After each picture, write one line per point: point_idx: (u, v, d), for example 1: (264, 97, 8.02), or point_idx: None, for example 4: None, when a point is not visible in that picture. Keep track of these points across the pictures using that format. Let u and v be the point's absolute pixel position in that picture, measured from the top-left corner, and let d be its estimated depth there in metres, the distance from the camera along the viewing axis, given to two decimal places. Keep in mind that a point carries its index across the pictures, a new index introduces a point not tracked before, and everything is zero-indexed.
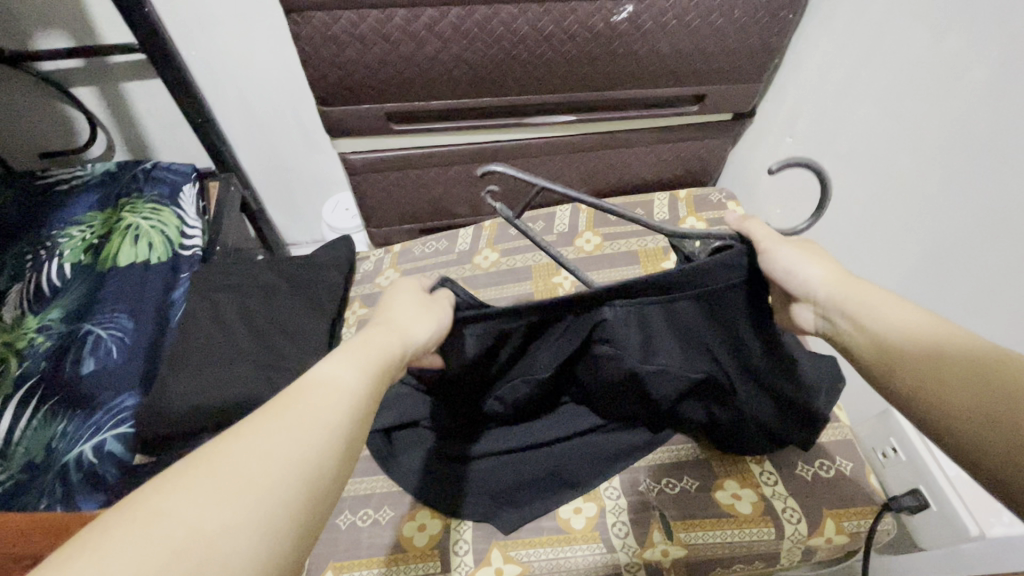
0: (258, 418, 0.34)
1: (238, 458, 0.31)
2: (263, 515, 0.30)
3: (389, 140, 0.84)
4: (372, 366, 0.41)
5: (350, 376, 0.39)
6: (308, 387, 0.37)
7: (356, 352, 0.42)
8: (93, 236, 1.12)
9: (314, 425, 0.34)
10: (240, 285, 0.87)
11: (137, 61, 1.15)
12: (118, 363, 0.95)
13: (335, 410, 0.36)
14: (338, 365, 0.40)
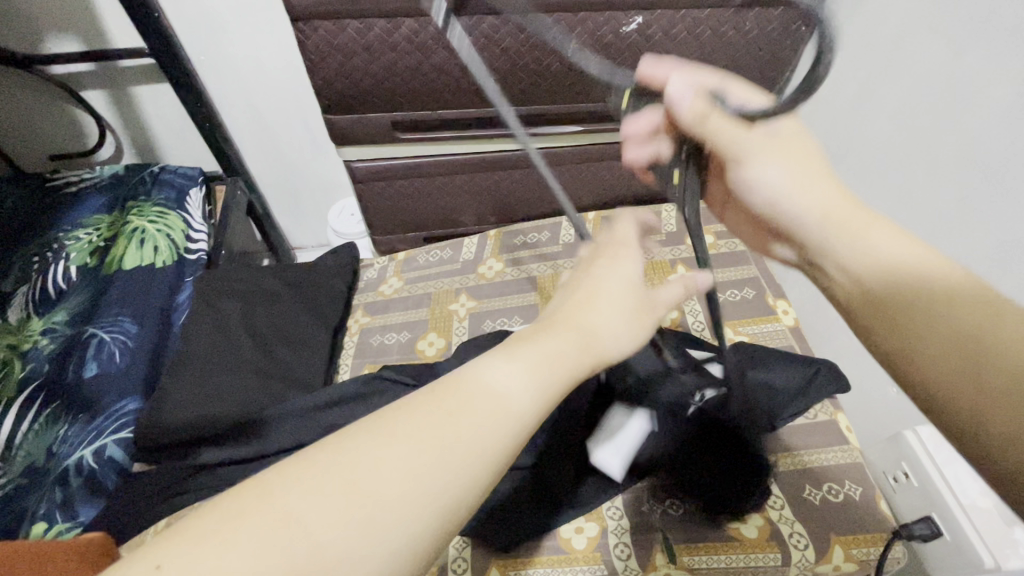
0: (414, 415, 0.33)
1: (388, 460, 0.30)
2: (387, 532, 0.29)
3: (394, 148, 0.83)
4: (549, 382, 0.37)
5: (524, 391, 0.35)
6: (484, 388, 0.35)
7: (539, 357, 0.37)
8: (99, 239, 1.12)
9: (466, 443, 0.32)
10: (243, 292, 0.86)
11: (146, 65, 1.15)
12: (120, 367, 0.95)
13: (497, 430, 0.33)
14: (519, 369, 0.36)
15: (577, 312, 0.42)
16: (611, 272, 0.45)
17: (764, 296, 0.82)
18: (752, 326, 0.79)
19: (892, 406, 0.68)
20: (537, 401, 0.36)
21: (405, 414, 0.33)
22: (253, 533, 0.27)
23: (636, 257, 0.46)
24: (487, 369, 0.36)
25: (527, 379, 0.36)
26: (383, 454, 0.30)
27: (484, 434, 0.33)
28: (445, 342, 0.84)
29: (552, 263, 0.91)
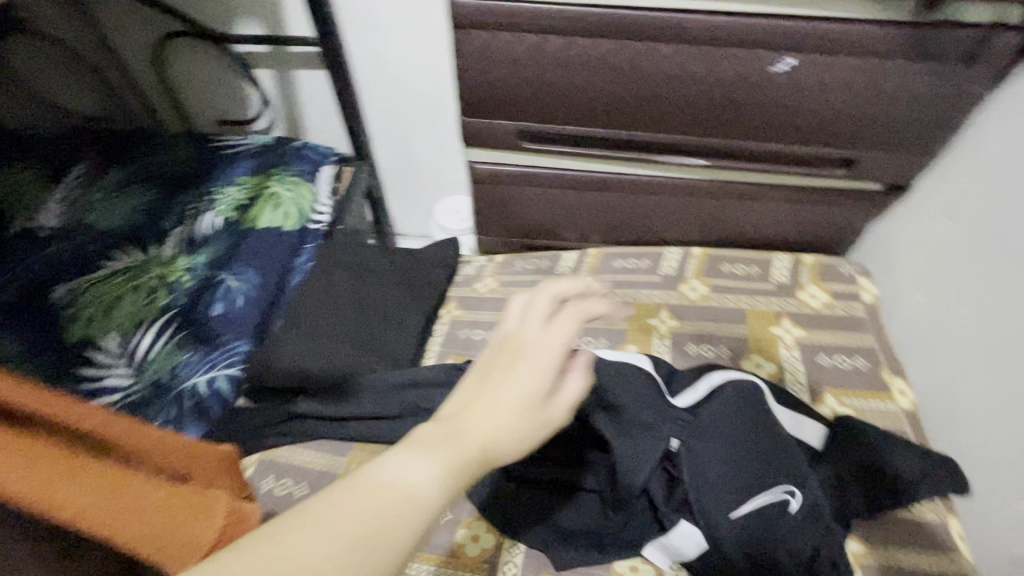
0: (297, 531, 0.28)
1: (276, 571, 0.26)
2: None
3: (517, 155, 0.87)
4: (454, 481, 0.34)
5: (428, 486, 0.33)
6: (390, 482, 0.32)
7: (444, 452, 0.35)
8: (243, 198, 1.27)
9: (357, 562, 0.28)
10: (355, 266, 0.94)
11: (311, 53, 1.29)
12: (240, 311, 1.07)
13: (401, 535, 0.30)
14: (428, 462, 0.33)
15: (501, 391, 0.39)
16: (528, 356, 0.41)
17: (878, 370, 0.75)
18: (860, 399, 0.73)
19: (1021, 524, 0.59)
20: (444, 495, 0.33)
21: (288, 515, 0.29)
22: None
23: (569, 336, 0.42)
24: (387, 463, 0.33)
25: (436, 469, 0.33)
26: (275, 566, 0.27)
27: (387, 541, 0.30)
28: None
29: (648, 291, 0.90)
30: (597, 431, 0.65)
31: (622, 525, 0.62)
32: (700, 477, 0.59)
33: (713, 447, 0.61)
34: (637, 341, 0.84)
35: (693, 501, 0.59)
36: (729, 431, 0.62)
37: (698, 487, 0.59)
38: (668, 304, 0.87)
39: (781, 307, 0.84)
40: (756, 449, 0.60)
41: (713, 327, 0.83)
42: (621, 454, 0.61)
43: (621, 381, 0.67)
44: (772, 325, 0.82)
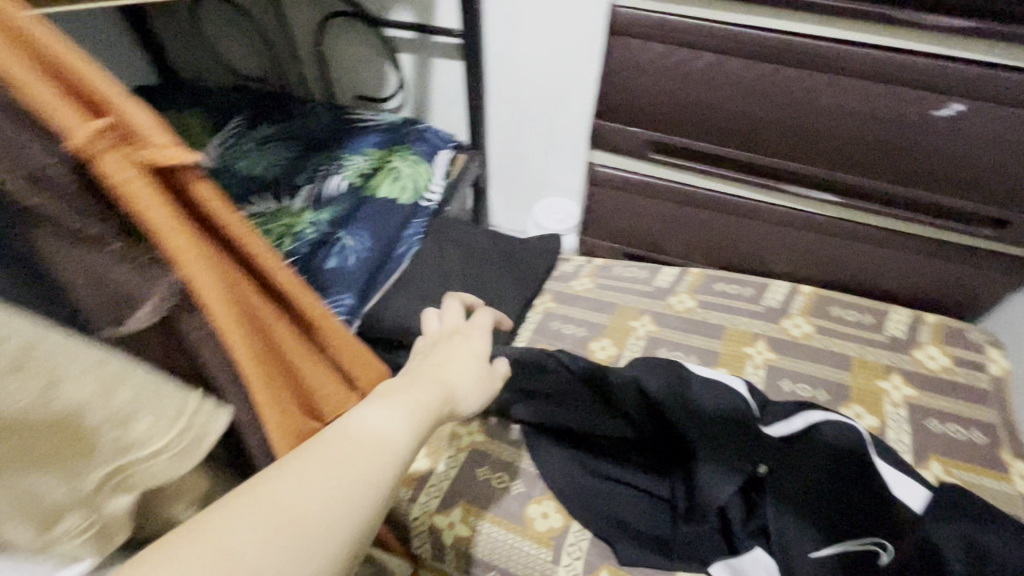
0: (277, 473, 0.32)
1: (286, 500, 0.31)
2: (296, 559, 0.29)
3: (640, 164, 0.89)
4: (422, 421, 0.39)
5: (398, 431, 0.37)
6: (371, 426, 0.36)
7: (413, 405, 0.40)
8: (368, 167, 1.38)
9: (336, 493, 0.32)
10: (466, 243, 1.00)
11: (453, 44, 1.39)
12: (351, 268, 1.17)
13: (377, 472, 0.34)
14: (397, 409, 0.38)
15: (450, 365, 0.46)
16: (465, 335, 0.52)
17: (997, 447, 0.70)
18: (971, 474, 0.68)
19: None
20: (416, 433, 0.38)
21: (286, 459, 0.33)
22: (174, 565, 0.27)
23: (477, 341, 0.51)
24: (359, 413, 0.37)
25: (403, 414, 0.38)
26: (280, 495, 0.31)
27: (366, 472, 0.33)
28: (617, 352, 0.87)
29: (748, 319, 0.89)
30: (682, 441, 0.66)
31: (693, 538, 0.62)
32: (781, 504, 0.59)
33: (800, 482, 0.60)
34: (729, 365, 0.83)
35: (774, 530, 0.58)
36: (816, 472, 0.61)
37: (782, 517, 0.59)
38: (767, 335, 0.86)
39: (891, 361, 0.80)
40: (842, 493, 0.60)
41: (812, 367, 0.81)
42: (705, 469, 0.62)
43: (715, 398, 0.67)
44: (878, 377, 0.78)
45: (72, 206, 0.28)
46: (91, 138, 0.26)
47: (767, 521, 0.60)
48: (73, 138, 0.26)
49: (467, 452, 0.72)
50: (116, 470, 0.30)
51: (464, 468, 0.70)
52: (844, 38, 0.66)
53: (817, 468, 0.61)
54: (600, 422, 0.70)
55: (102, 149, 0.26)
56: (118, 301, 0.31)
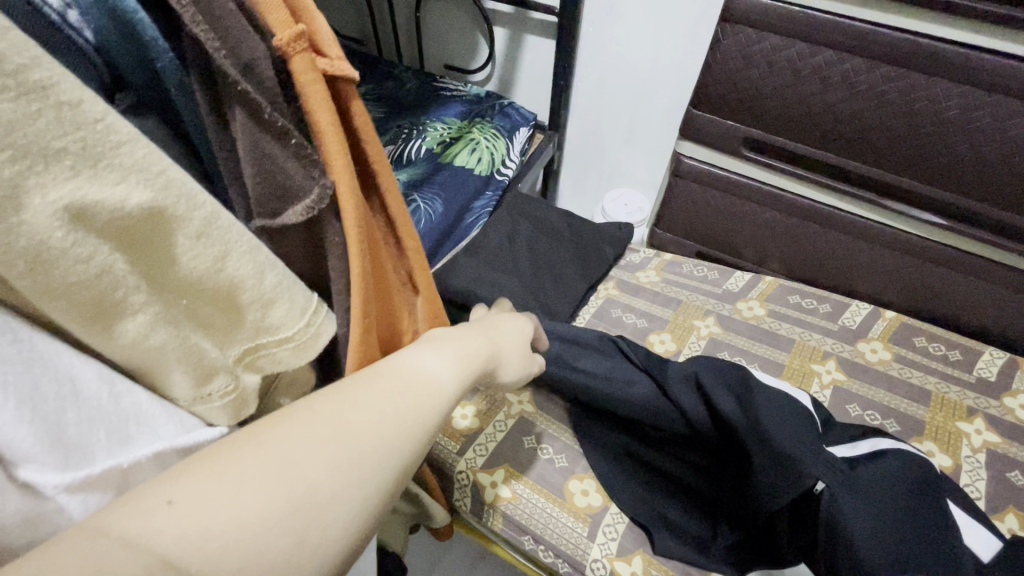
0: (335, 398, 0.31)
1: (349, 424, 0.30)
2: (357, 484, 0.29)
3: (730, 160, 0.87)
4: (466, 372, 0.40)
5: (447, 377, 0.38)
6: (423, 369, 0.37)
7: (458, 355, 0.40)
8: (448, 135, 1.41)
9: (394, 424, 0.32)
10: (537, 219, 1.01)
11: (548, 21, 1.38)
12: (420, 230, 1.20)
13: (429, 410, 0.34)
14: (445, 356, 0.39)
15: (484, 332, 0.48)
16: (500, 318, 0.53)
17: None
18: None
19: None
20: (460, 381, 0.39)
21: (344, 385, 0.32)
22: (242, 471, 0.26)
23: (518, 326, 0.54)
24: (409, 357, 0.37)
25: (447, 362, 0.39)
26: (343, 419, 0.30)
27: (416, 409, 0.34)
28: (676, 348, 0.86)
29: (820, 335, 0.85)
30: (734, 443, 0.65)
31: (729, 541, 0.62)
32: (837, 531, 0.55)
33: (865, 508, 0.55)
34: (792, 379, 0.80)
35: (817, 552, 0.56)
36: (878, 498, 0.57)
37: (834, 544, 0.54)
38: (839, 356, 0.82)
39: (976, 403, 0.75)
40: (907, 526, 0.54)
41: (885, 395, 0.77)
42: (761, 477, 0.60)
43: (779, 408, 0.65)
44: (959, 418, 0.73)
45: (268, 98, 0.29)
46: (291, 38, 0.28)
47: (812, 542, 0.57)
48: (278, 35, 0.28)
49: (516, 420, 0.73)
50: (251, 347, 0.32)
51: (511, 434, 0.71)
52: (987, 47, 0.61)
53: (879, 495, 0.57)
54: (652, 412, 0.70)
55: (299, 51, 0.29)
56: (280, 192, 0.32)
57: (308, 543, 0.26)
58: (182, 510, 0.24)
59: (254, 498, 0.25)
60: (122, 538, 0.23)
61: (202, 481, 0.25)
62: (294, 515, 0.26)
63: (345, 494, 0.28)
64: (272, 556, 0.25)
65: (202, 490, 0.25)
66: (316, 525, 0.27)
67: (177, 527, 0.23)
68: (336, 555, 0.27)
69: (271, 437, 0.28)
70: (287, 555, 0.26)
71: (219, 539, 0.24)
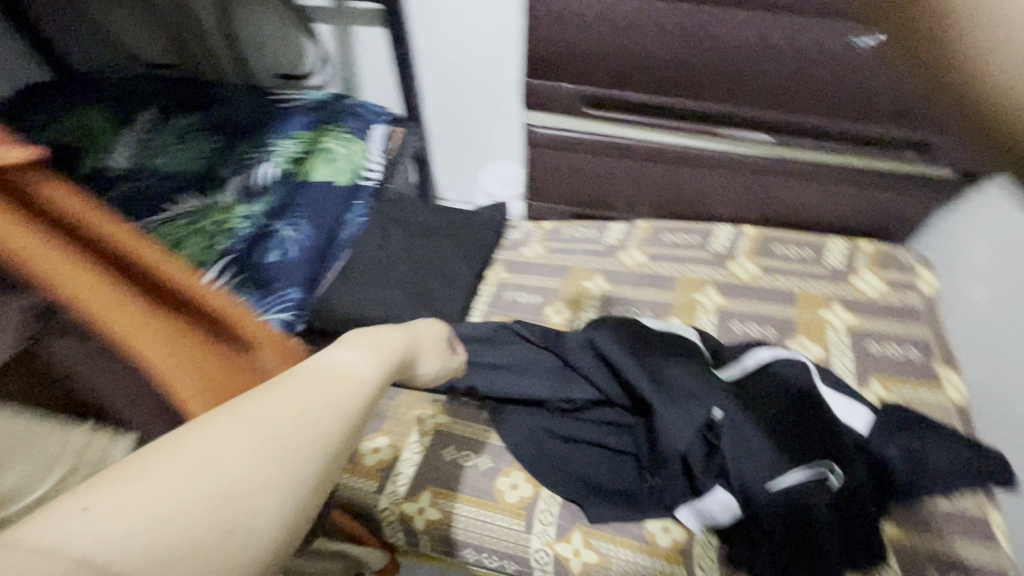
0: (253, 398, 0.31)
1: (270, 419, 0.30)
2: (285, 474, 0.29)
3: (576, 121, 0.88)
4: (385, 363, 0.40)
5: (366, 368, 0.37)
6: (340, 363, 0.37)
7: (376, 345, 0.40)
8: (299, 151, 1.31)
9: (318, 415, 0.32)
10: (408, 222, 0.97)
11: (371, 9, 1.30)
12: (293, 261, 1.11)
13: (350, 400, 0.34)
14: (361, 349, 0.39)
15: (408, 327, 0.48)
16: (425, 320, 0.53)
17: (931, 362, 0.74)
18: (909, 388, 0.72)
19: None
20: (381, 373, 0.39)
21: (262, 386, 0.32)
22: (164, 475, 0.26)
23: (438, 326, 0.54)
24: (327, 355, 0.37)
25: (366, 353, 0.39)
26: (263, 415, 0.30)
27: (339, 399, 0.34)
28: (573, 315, 0.87)
29: (697, 266, 0.90)
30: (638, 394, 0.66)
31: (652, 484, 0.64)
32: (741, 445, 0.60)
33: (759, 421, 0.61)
34: (681, 315, 0.84)
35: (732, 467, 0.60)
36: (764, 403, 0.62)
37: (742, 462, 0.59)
38: (716, 281, 0.87)
39: (833, 291, 0.83)
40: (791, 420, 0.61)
41: (760, 306, 0.83)
42: (667, 420, 0.62)
43: (674, 351, 0.68)
44: (822, 308, 0.81)
45: None
46: None
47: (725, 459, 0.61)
48: None
49: (431, 435, 0.71)
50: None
51: (429, 452, 0.69)
52: None
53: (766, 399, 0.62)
54: (561, 388, 0.70)
55: None
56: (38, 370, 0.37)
57: (239, 534, 0.27)
58: (97, 515, 0.24)
59: (173, 497, 0.25)
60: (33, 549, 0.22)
61: (121, 489, 0.25)
62: (220, 509, 0.26)
63: (272, 483, 0.28)
64: (202, 548, 0.25)
65: (119, 497, 0.25)
66: (245, 517, 0.27)
67: (95, 528, 0.23)
68: (268, 544, 0.27)
69: (191, 442, 0.28)
70: (217, 546, 0.26)
71: (143, 538, 0.24)
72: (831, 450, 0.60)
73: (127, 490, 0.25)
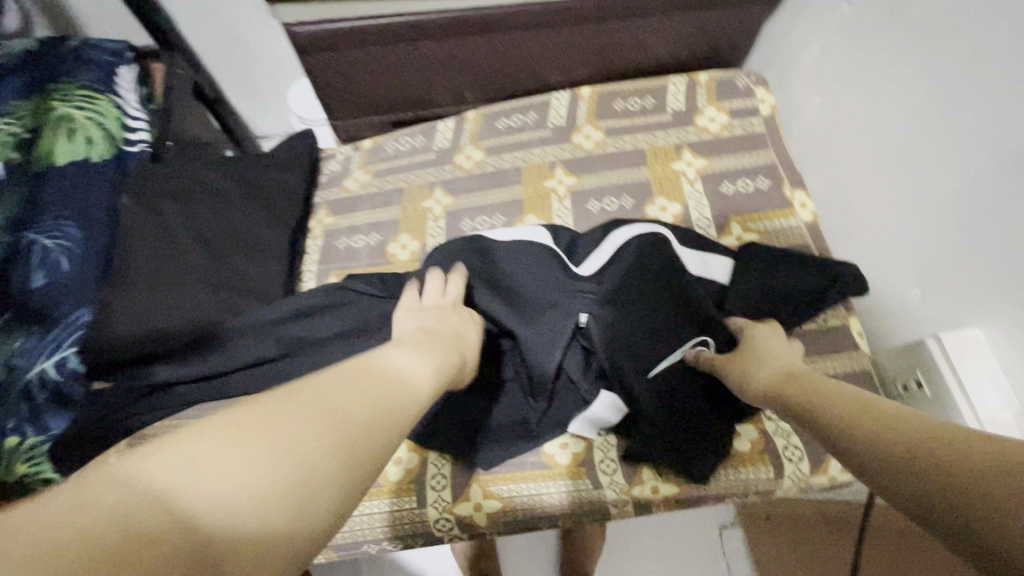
0: (333, 394, 0.34)
1: (348, 416, 0.33)
2: (353, 466, 0.31)
3: (346, 5, 0.69)
4: (437, 377, 0.43)
5: (419, 380, 0.41)
6: (397, 373, 0.40)
7: (427, 354, 0.45)
8: (23, 130, 0.94)
9: (378, 417, 0.34)
10: (187, 192, 0.76)
11: None
12: (70, 276, 0.84)
13: (407, 409, 0.37)
14: (419, 362, 0.43)
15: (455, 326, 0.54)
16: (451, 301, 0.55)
17: (780, 186, 0.72)
18: (765, 222, 0.70)
19: (912, 309, 0.61)
20: (434, 384, 0.42)
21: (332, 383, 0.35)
22: (257, 448, 0.28)
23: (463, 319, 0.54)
24: (389, 364, 0.41)
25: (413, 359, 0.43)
26: (344, 410, 0.33)
27: (396, 409, 0.36)
28: (420, 246, 0.75)
29: (541, 149, 0.79)
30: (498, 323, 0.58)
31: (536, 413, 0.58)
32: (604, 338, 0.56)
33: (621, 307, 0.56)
34: (536, 210, 0.75)
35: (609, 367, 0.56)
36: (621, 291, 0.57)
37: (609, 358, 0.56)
38: (563, 161, 0.78)
39: (680, 138, 0.77)
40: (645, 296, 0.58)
41: (613, 176, 0.76)
42: (530, 341, 0.56)
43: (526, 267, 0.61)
44: (673, 160, 0.75)
45: None
46: None
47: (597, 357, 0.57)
48: None
49: None
50: None
51: None
52: None
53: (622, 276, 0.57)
54: None
55: None
56: None
57: (298, 524, 0.28)
58: (201, 471, 0.27)
59: (272, 473, 0.28)
60: (146, 493, 0.25)
61: (226, 453, 0.28)
62: (295, 493, 0.28)
63: (340, 472, 0.30)
64: (271, 527, 0.27)
65: (221, 459, 0.28)
66: (310, 505, 0.28)
67: (197, 487, 0.26)
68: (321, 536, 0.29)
69: (276, 424, 0.30)
70: (281, 529, 0.27)
71: (234, 502, 0.26)
72: (703, 316, 0.57)
73: (233, 456, 0.28)
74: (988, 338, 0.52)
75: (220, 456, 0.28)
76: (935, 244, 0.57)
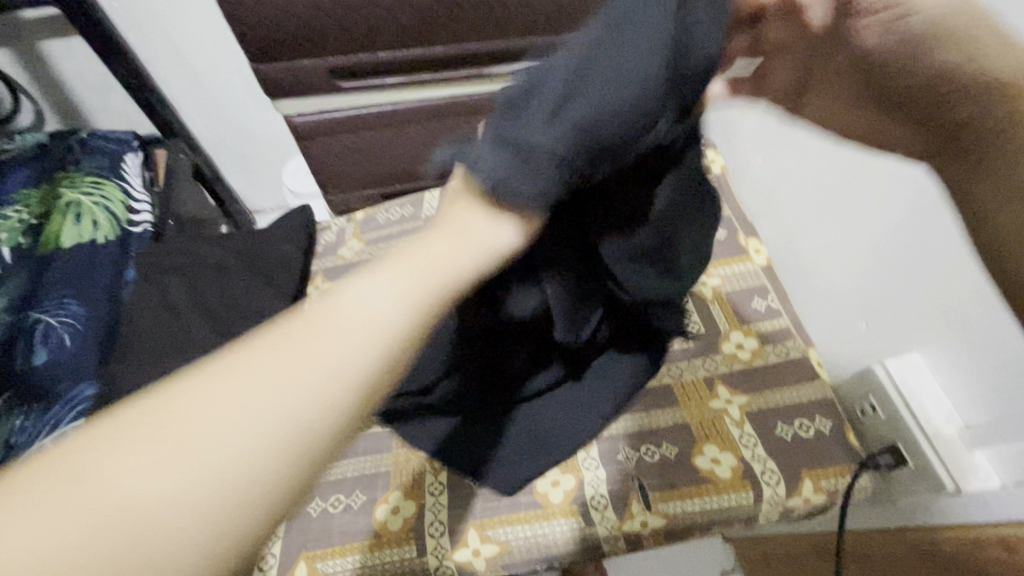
0: (243, 367, 0.27)
1: (257, 404, 0.26)
2: (229, 482, 0.25)
3: (340, 99, 0.78)
4: (423, 293, 0.30)
5: (390, 310, 0.29)
6: (354, 304, 0.29)
7: (410, 261, 0.31)
8: (30, 217, 1.00)
9: (310, 398, 0.27)
10: (192, 266, 0.82)
11: (51, 16, 1.02)
12: (71, 354, 0.86)
13: (340, 355, 0.28)
14: (383, 280, 0.30)
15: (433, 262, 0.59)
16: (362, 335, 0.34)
17: (736, 236, 0.80)
18: (725, 268, 0.77)
19: (861, 340, 0.67)
20: (414, 309, 0.30)
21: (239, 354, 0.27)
22: (84, 496, 0.23)
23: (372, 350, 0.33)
24: (349, 288, 0.30)
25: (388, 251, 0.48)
26: (238, 398, 0.26)
27: (330, 359, 0.28)
28: None
29: None
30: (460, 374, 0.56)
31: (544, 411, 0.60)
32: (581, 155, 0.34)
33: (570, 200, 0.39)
34: None
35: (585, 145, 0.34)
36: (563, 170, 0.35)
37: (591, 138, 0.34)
38: None
39: None
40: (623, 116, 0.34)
41: None
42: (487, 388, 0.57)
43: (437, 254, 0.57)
44: None
45: None
46: None
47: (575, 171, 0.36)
48: None
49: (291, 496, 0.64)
50: None
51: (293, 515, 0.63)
52: None
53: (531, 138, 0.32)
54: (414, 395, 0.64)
55: None
56: None
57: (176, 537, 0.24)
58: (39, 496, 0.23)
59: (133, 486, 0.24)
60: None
61: (77, 467, 0.23)
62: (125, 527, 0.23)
63: (213, 497, 0.24)
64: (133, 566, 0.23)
65: (62, 476, 0.23)
66: (171, 536, 0.24)
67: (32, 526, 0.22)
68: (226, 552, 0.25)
69: (161, 414, 0.25)
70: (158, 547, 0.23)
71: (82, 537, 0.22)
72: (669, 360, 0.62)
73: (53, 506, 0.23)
74: (929, 362, 0.58)
75: (71, 490, 0.23)
76: (869, 280, 0.65)
